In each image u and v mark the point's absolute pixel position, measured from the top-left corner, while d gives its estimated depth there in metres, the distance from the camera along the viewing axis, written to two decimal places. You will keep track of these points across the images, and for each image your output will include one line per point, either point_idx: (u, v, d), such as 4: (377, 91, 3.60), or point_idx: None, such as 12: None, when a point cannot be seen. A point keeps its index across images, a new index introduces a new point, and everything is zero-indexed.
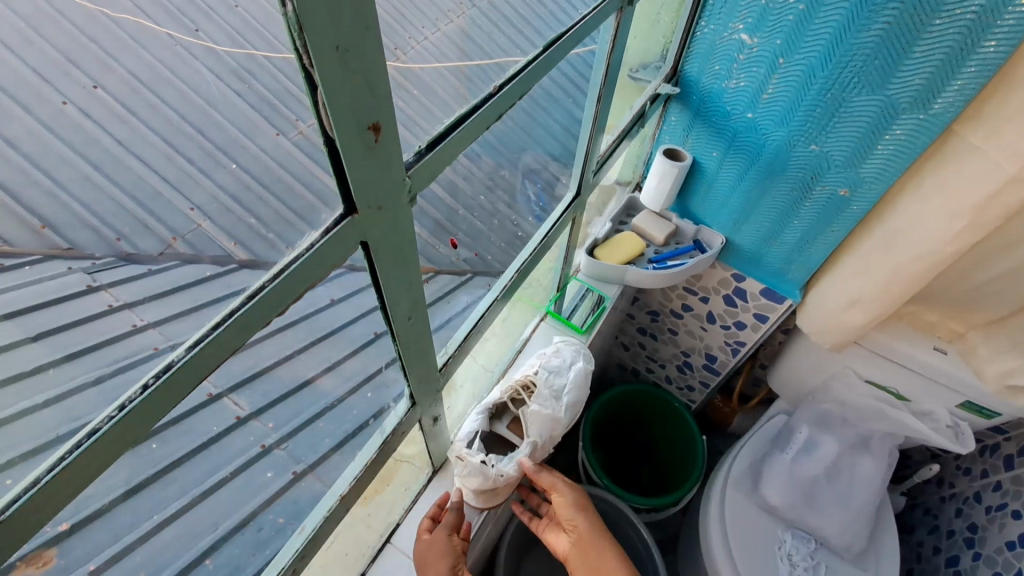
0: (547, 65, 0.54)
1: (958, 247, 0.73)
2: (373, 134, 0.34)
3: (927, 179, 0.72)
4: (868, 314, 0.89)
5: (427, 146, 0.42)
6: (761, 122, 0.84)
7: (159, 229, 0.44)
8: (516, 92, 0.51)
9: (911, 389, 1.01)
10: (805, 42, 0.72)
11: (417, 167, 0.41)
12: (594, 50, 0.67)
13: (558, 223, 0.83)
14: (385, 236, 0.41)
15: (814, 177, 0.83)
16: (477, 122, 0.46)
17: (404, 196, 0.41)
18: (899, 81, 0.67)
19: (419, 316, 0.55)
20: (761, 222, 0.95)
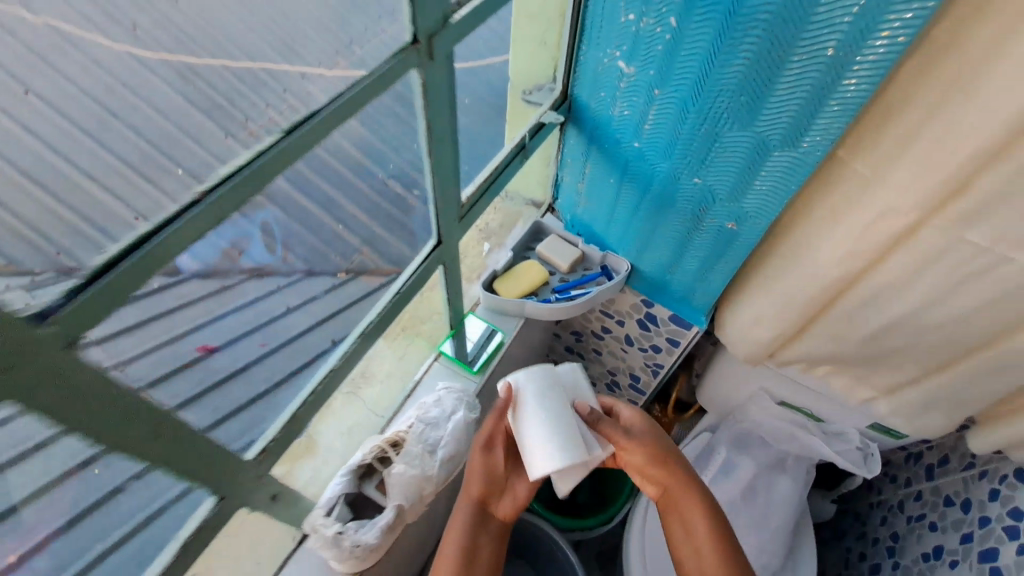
0: (321, 134, 0.48)
1: (845, 273, 0.73)
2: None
3: (820, 210, 0.71)
4: (771, 332, 0.88)
5: (89, 277, 0.36)
6: (648, 151, 0.80)
7: (45, 253, 0.35)
8: (264, 172, 0.44)
9: (822, 409, 1.01)
10: (675, 74, 0.68)
11: (60, 311, 0.35)
12: (413, 103, 0.59)
13: (416, 274, 0.75)
14: (32, 391, 0.35)
15: (702, 209, 0.80)
16: (221, 198, 0.41)
17: (57, 344, 0.35)
18: (767, 118, 0.64)
19: (170, 434, 0.47)
20: (660, 251, 0.92)
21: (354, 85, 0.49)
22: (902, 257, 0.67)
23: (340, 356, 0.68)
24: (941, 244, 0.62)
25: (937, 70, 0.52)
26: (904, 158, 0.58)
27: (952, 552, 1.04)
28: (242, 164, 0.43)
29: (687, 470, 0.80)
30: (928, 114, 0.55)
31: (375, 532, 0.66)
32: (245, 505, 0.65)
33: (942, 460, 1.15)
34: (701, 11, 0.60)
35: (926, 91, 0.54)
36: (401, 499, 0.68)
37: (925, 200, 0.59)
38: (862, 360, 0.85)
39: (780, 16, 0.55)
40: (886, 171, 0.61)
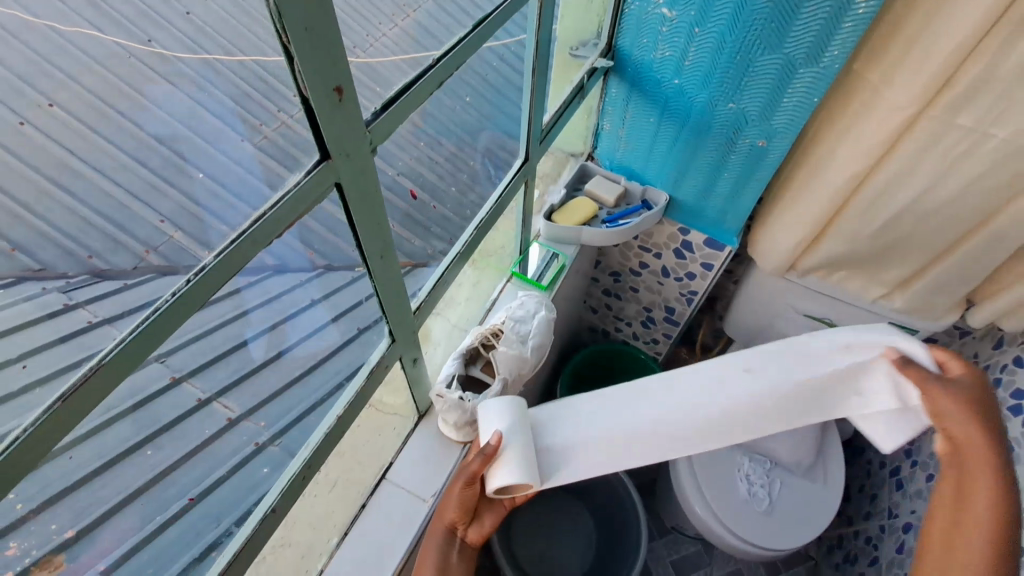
0: (469, 53, 0.62)
1: (858, 175, 0.87)
2: (337, 95, 0.43)
3: (843, 117, 0.85)
4: (794, 240, 1.02)
5: (382, 107, 0.51)
6: (687, 86, 0.94)
7: (131, 244, 0.45)
8: (430, 85, 0.57)
9: (841, 315, 1.15)
10: (714, 12, 0.82)
11: (374, 123, 0.50)
12: (522, 38, 0.77)
13: (510, 185, 0.92)
14: (354, 179, 0.50)
15: (736, 131, 0.94)
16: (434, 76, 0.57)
17: (366, 147, 0.50)
18: (794, 40, 0.78)
19: (390, 258, 0.64)
20: (696, 179, 1.06)
21: (493, 9, 0.65)
22: (907, 148, 0.81)
23: (459, 248, 0.85)
24: (936, 133, 0.77)
25: None
26: (911, 59, 0.73)
27: None
28: (425, 69, 0.57)
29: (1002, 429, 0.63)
30: (931, 18, 0.70)
31: (489, 399, 0.79)
32: (396, 364, 0.81)
33: None
34: None
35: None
36: (507, 373, 0.81)
37: (920, 96, 0.74)
38: (877, 256, 0.99)
39: None
40: (898, 73, 0.75)
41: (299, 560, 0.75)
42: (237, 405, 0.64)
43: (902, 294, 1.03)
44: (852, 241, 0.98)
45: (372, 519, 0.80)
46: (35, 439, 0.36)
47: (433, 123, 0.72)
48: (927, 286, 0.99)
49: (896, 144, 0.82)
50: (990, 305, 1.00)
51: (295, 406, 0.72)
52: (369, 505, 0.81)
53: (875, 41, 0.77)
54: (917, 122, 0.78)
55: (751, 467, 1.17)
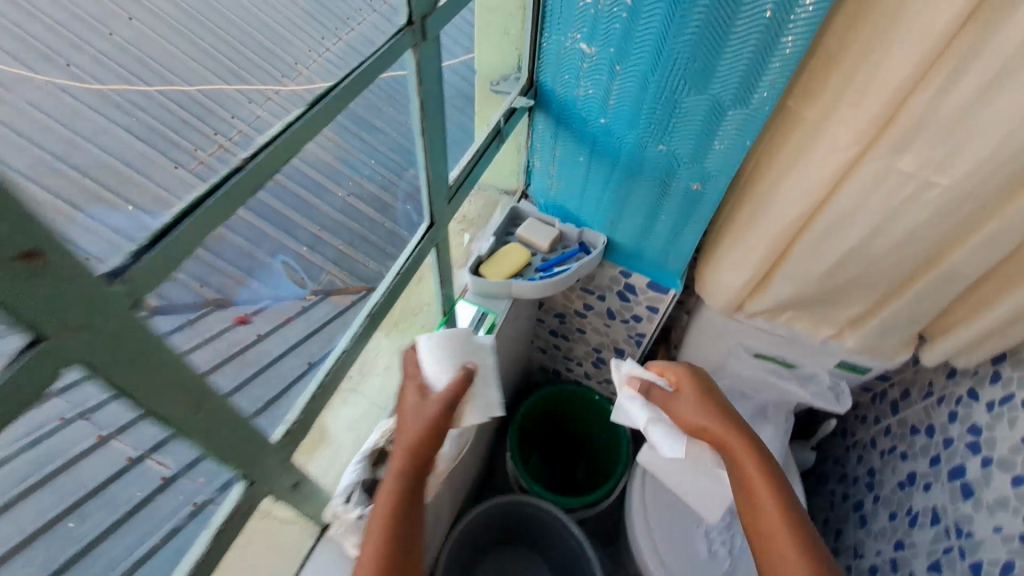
0: (295, 146, 0.49)
1: (804, 214, 0.80)
2: (31, 261, 0.31)
3: (782, 158, 0.78)
4: (743, 280, 0.95)
5: (147, 244, 0.39)
6: (613, 125, 0.86)
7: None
8: (245, 187, 0.45)
9: (794, 355, 1.09)
10: (634, 49, 0.74)
11: (131, 271, 0.37)
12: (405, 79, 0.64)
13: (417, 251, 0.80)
14: (115, 343, 0.38)
15: (668, 174, 0.86)
16: (258, 168, 0.46)
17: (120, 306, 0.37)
18: (719, 81, 0.70)
19: (213, 408, 0.50)
20: (634, 221, 0.97)
21: (338, 83, 0.52)
22: (849, 192, 0.75)
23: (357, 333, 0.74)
24: (878, 174, 0.71)
25: (868, 20, 0.61)
26: (849, 100, 0.67)
27: (924, 475, 1.11)
28: (233, 169, 0.44)
29: (753, 438, 0.80)
30: (866, 58, 0.63)
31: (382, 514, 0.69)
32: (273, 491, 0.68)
33: (904, 394, 1.25)
34: None
35: (866, 34, 0.62)
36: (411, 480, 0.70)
37: (861, 137, 0.68)
38: (828, 298, 0.93)
39: None
40: (836, 115, 0.69)
41: None
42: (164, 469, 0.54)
43: (853, 334, 0.98)
44: (799, 283, 0.91)
45: None
46: None
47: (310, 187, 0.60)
48: (878, 327, 0.93)
49: (838, 187, 0.75)
50: (942, 343, 0.95)
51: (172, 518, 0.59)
52: None
53: (809, 79, 0.70)
54: (859, 166, 0.72)
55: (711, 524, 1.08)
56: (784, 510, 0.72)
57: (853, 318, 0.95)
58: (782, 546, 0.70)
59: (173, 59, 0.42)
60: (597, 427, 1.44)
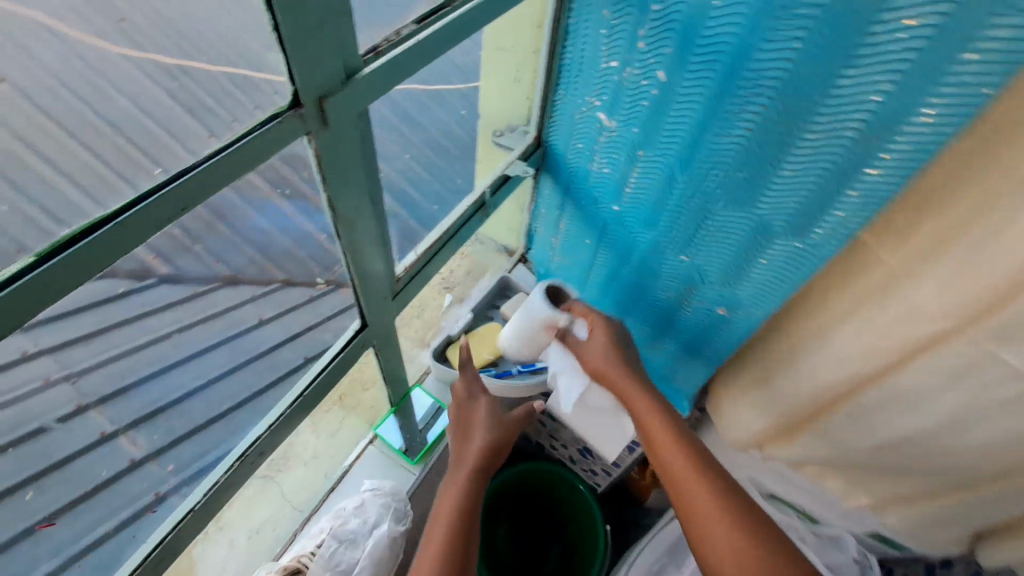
0: (65, 287, 0.30)
1: (860, 376, 0.61)
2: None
3: (841, 302, 0.59)
4: (766, 420, 0.77)
5: None
6: (627, 217, 0.68)
7: None
8: (13, 312, 0.29)
9: (816, 510, 0.88)
10: (662, 136, 0.56)
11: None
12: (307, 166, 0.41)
13: (339, 358, 0.60)
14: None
15: (688, 289, 0.67)
16: (29, 293, 0.29)
17: None
18: (769, 199, 0.52)
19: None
20: (640, 325, 0.79)
21: (166, 182, 0.32)
22: (925, 371, 0.55)
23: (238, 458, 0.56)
24: (965, 365, 0.51)
25: (1004, 167, 0.41)
26: (950, 263, 0.47)
27: None
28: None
29: (700, 444, 0.59)
30: (990, 215, 0.43)
31: None
32: None
33: None
34: (696, 63, 0.48)
35: (995, 183, 0.42)
36: None
37: (956, 313, 0.48)
38: (872, 470, 0.72)
39: (790, 82, 0.44)
40: (927, 275, 0.49)
41: None
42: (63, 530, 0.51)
43: (897, 514, 0.77)
44: (837, 444, 0.72)
45: None
46: None
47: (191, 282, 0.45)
48: (932, 519, 0.72)
49: (911, 358, 0.56)
50: None
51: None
52: None
53: (898, 218, 0.50)
54: (946, 344, 0.52)
55: None
56: (718, 500, 0.53)
57: (900, 498, 0.74)
58: (708, 521, 0.53)
59: (138, 88, 0.32)
60: (578, 524, 1.24)
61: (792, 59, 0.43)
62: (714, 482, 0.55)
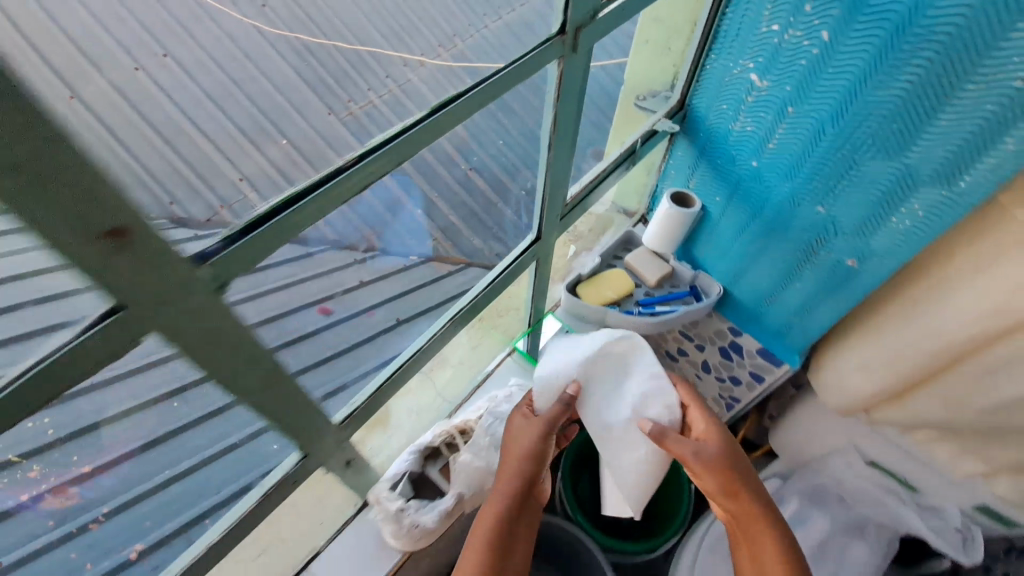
0: (407, 153, 0.47)
1: (985, 332, 0.65)
2: (120, 240, 0.31)
3: (967, 259, 0.63)
4: (873, 382, 0.81)
5: (238, 232, 0.38)
6: (766, 172, 0.74)
7: (197, 201, 0.39)
8: (341, 191, 0.43)
9: (920, 478, 0.91)
10: (818, 91, 0.63)
11: (219, 256, 0.37)
12: (542, 90, 0.59)
13: (518, 259, 0.77)
14: (187, 324, 0.38)
15: (819, 241, 0.73)
16: (387, 154, 0.45)
17: (202, 288, 0.37)
18: (920, 149, 0.58)
19: (281, 390, 0.52)
20: (759, 281, 0.85)
21: (468, 91, 0.49)
22: None
23: (436, 332, 0.74)
24: None
25: None
26: None
27: None
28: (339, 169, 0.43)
29: (768, 503, 0.66)
30: None
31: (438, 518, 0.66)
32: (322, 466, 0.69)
33: None
34: (865, 22, 0.56)
35: None
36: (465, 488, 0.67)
37: None
38: (989, 430, 0.75)
39: (960, 37, 0.50)
40: None
41: None
42: (312, 380, 0.61)
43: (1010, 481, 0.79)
44: (951, 402, 0.75)
45: None
46: None
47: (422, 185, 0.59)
48: None
49: None
50: None
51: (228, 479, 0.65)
52: None
53: None
54: None
55: None
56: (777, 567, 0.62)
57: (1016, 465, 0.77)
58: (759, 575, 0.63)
59: None
60: (657, 496, 1.32)
61: (964, 15, 0.49)
62: (783, 536, 0.64)
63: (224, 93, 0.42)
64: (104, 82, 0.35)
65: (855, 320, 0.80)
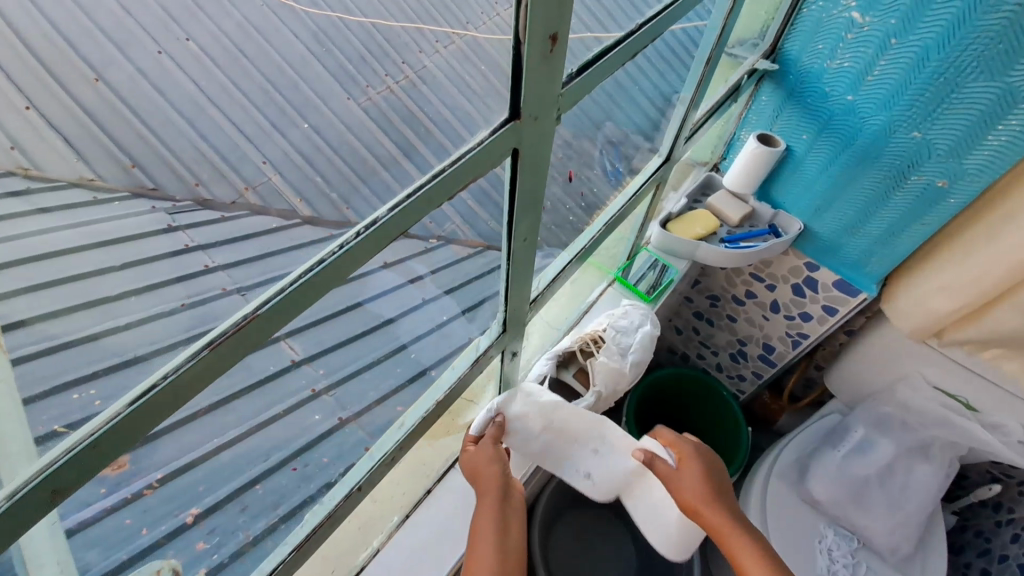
0: (657, 33, 0.57)
1: None
2: (550, 45, 0.37)
3: None
4: (953, 302, 0.88)
5: (576, 71, 0.47)
6: (862, 105, 0.82)
7: (233, 179, 0.64)
8: (621, 57, 0.52)
9: (983, 397, 0.99)
10: (924, 22, 0.70)
11: (570, 86, 0.46)
12: (705, 24, 0.73)
13: (643, 186, 0.86)
14: (534, 145, 0.45)
15: (911, 166, 0.81)
16: (646, 32, 0.54)
17: (552, 115, 0.44)
18: (1022, 68, 0.66)
19: (529, 246, 0.59)
20: (844, 212, 0.93)
21: None
22: None
23: (574, 252, 0.82)
24: None
25: None
26: None
27: None
28: (623, 36, 0.52)
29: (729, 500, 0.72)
30: None
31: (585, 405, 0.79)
32: (497, 356, 0.80)
33: None
34: None
35: None
36: (600, 385, 0.79)
37: None
38: None
39: None
40: None
41: (360, 527, 0.77)
42: (303, 348, 0.67)
43: None
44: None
45: (435, 505, 0.80)
46: (164, 397, 0.35)
47: (577, 119, 0.65)
48: None
49: None
50: None
51: (295, 434, 0.70)
52: (435, 491, 0.81)
53: None
54: None
55: (834, 542, 1.05)
56: None
57: None
58: None
59: None
60: (708, 435, 1.44)
61: None
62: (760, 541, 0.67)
63: (276, 106, 0.67)
64: (101, 88, 0.57)
65: (936, 243, 0.87)
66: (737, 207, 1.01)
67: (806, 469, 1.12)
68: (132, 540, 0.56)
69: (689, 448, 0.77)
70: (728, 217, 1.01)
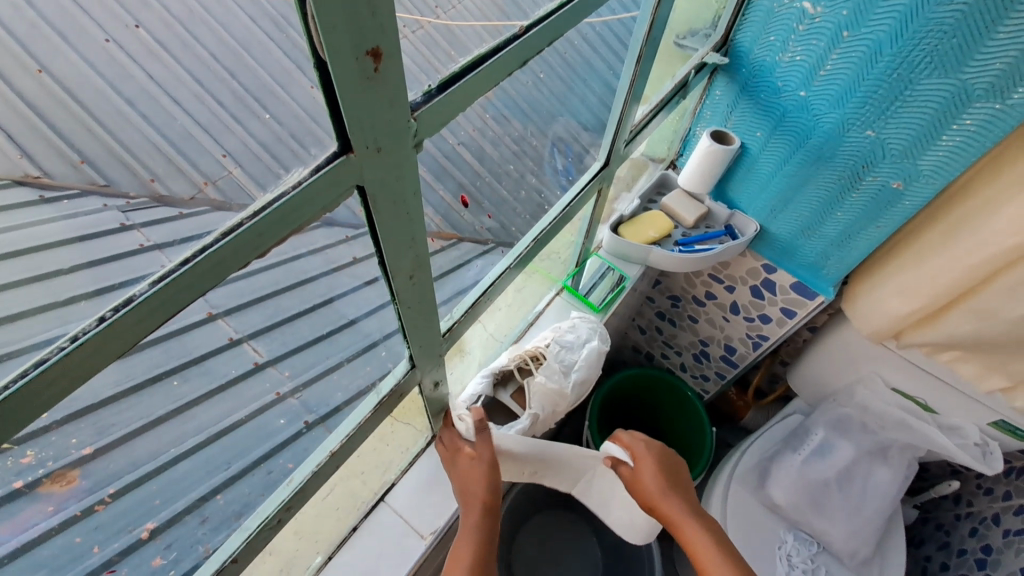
0: (567, 29, 0.51)
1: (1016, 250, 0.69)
2: (373, 62, 0.31)
3: (1007, 178, 0.67)
4: (907, 306, 0.85)
5: (439, 86, 0.40)
6: (815, 101, 0.77)
7: (192, 173, 0.37)
8: (506, 64, 0.44)
9: (941, 400, 0.97)
10: (876, 13, 0.65)
11: (424, 109, 0.38)
12: (632, 16, 0.64)
13: (582, 193, 0.79)
14: (385, 179, 0.39)
15: (866, 166, 0.77)
16: (543, 31, 0.47)
17: (408, 141, 0.38)
18: (976, 64, 0.61)
19: (422, 277, 0.54)
20: (800, 212, 0.88)
21: None
22: None
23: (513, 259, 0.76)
24: None
25: None
26: None
27: None
28: (509, 39, 0.45)
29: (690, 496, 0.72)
30: None
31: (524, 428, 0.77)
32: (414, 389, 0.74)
33: None
34: None
35: None
36: (538, 409, 0.79)
37: None
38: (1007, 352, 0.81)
39: None
40: None
41: (281, 569, 0.71)
42: (268, 349, 0.56)
43: None
44: (977, 324, 0.80)
45: (367, 538, 0.77)
46: None
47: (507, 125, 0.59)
48: None
49: None
50: None
51: (256, 441, 0.61)
52: (361, 527, 0.77)
53: None
54: None
55: (794, 546, 1.03)
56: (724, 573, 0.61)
57: None
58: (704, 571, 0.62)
59: None
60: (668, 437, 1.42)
61: None
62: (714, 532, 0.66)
63: (215, 78, 0.36)
64: (49, 83, 0.32)
65: (890, 246, 0.84)
66: (691, 208, 0.96)
67: (767, 473, 1.10)
68: (82, 560, 0.51)
69: (642, 447, 0.76)
70: (684, 218, 0.96)
